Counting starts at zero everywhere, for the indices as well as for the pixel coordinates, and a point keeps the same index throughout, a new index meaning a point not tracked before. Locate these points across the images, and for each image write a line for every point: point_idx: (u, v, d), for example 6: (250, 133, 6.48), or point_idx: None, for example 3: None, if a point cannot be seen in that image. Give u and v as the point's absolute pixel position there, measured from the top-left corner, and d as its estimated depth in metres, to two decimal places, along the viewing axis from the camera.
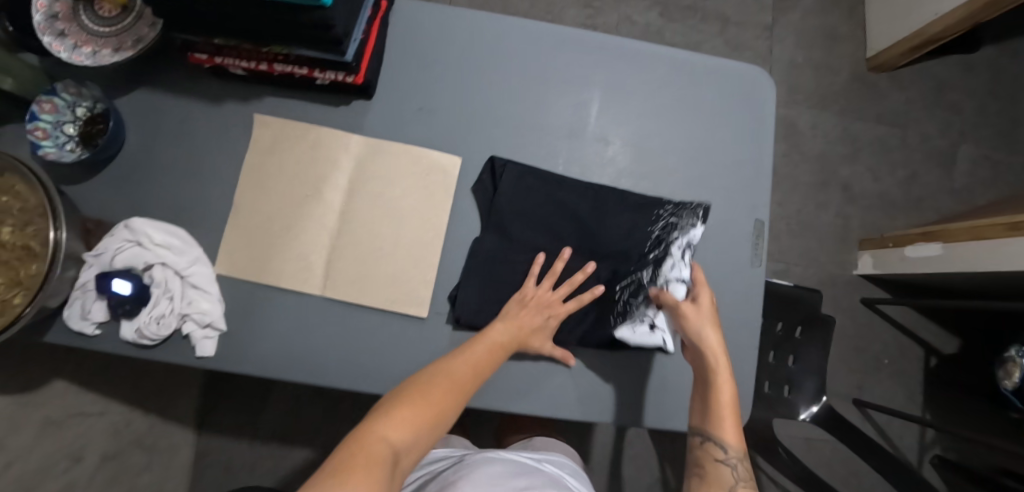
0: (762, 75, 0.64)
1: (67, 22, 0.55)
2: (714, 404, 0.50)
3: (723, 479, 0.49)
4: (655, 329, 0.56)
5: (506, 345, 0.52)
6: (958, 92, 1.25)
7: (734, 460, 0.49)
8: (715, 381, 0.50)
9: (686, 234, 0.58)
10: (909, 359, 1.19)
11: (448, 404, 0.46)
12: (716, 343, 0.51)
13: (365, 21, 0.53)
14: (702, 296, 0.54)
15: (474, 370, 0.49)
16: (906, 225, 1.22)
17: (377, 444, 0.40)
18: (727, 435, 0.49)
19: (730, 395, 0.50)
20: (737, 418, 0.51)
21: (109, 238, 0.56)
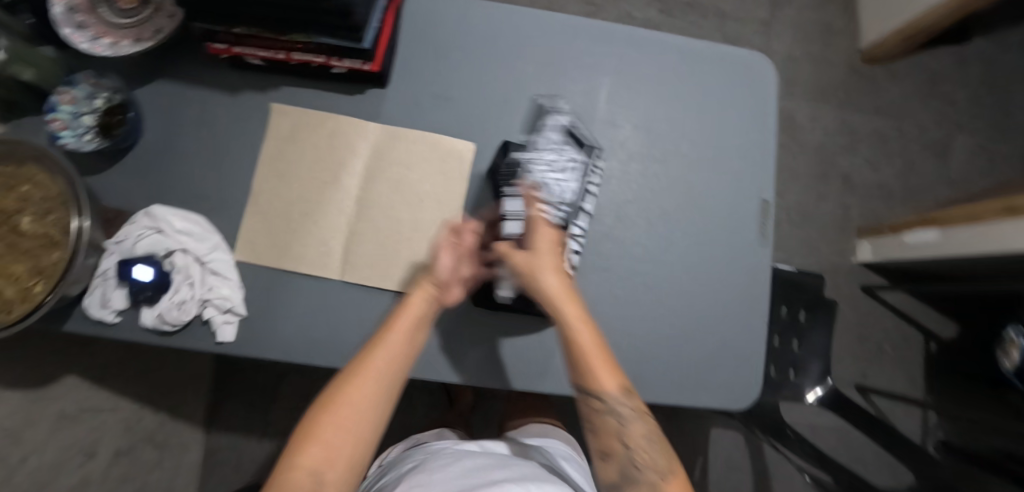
0: (763, 60, 0.66)
1: (86, 15, 0.56)
2: (579, 360, 0.49)
3: (613, 429, 0.50)
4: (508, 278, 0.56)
5: (414, 316, 0.51)
6: (952, 84, 1.28)
7: (612, 411, 0.50)
8: (572, 334, 0.49)
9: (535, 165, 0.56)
10: (910, 345, 1.21)
11: (362, 403, 0.46)
12: (559, 291, 0.50)
13: (381, 10, 0.55)
14: (535, 240, 0.52)
15: (389, 358, 0.48)
16: (904, 213, 1.24)
17: (297, 477, 0.41)
18: (602, 387, 0.49)
19: (592, 338, 0.49)
20: (609, 364, 0.50)
21: (130, 226, 0.57)
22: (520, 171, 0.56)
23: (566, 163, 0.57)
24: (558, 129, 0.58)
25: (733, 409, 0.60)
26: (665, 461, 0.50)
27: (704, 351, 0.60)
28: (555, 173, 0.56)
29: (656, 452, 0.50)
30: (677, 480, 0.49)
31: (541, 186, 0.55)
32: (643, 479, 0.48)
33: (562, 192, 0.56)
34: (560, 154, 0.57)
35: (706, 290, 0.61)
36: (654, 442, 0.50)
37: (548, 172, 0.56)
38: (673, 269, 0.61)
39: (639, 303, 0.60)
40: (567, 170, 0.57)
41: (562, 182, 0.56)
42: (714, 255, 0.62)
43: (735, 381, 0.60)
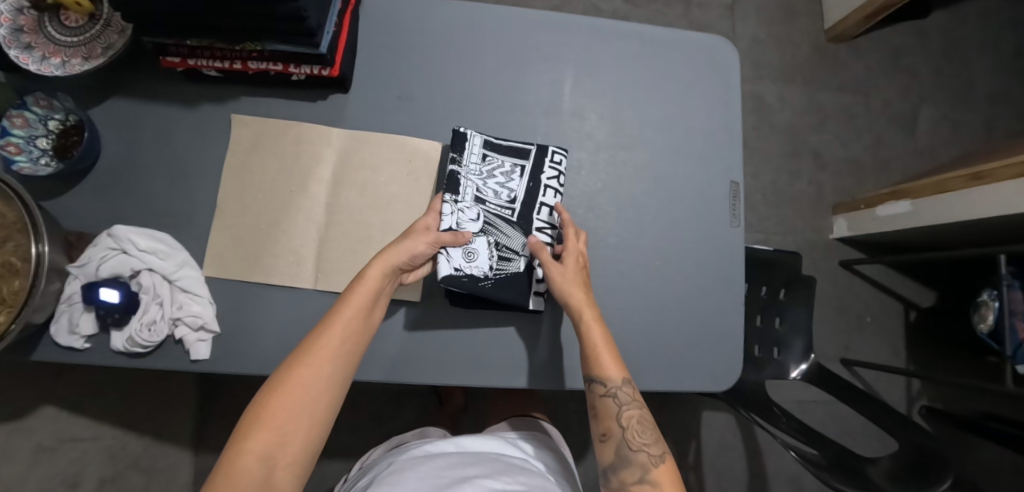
0: (725, 44, 0.66)
1: (33, 35, 0.55)
2: (589, 351, 0.52)
3: (609, 411, 0.52)
4: (472, 266, 0.55)
5: (367, 300, 0.50)
6: (915, 57, 1.31)
7: (612, 394, 0.51)
8: (590, 327, 0.52)
9: (465, 174, 0.57)
10: (889, 315, 1.24)
11: (317, 390, 0.46)
12: (579, 297, 0.53)
13: (336, 14, 0.55)
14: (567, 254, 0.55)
15: (339, 338, 0.48)
16: (876, 187, 1.27)
17: (245, 461, 0.42)
18: (607, 372, 0.51)
19: (601, 339, 0.52)
20: (617, 357, 0.52)
21: (92, 248, 0.55)
22: (451, 183, 0.56)
23: (497, 165, 0.58)
24: (477, 143, 0.57)
25: (716, 390, 0.61)
26: (658, 445, 0.51)
27: (683, 334, 0.61)
28: (492, 177, 0.58)
29: (651, 438, 0.51)
30: (668, 464, 0.50)
31: (480, 193, 0.57)
32: (635, 459, 0.50)
33: (504, 193, 0.58)
34: (487, 162, 0.58)
35: (680, 274, 0.62)
36: (648, 426, 0.52)
37: (483, 180, 0.58)
38: (647, 255, 0.61)
39: (614, 290, 0.60)
40: (503, 172, 0.58)
41: (502, 183, 0.58)
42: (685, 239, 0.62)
43: (714, 362, 0.61)
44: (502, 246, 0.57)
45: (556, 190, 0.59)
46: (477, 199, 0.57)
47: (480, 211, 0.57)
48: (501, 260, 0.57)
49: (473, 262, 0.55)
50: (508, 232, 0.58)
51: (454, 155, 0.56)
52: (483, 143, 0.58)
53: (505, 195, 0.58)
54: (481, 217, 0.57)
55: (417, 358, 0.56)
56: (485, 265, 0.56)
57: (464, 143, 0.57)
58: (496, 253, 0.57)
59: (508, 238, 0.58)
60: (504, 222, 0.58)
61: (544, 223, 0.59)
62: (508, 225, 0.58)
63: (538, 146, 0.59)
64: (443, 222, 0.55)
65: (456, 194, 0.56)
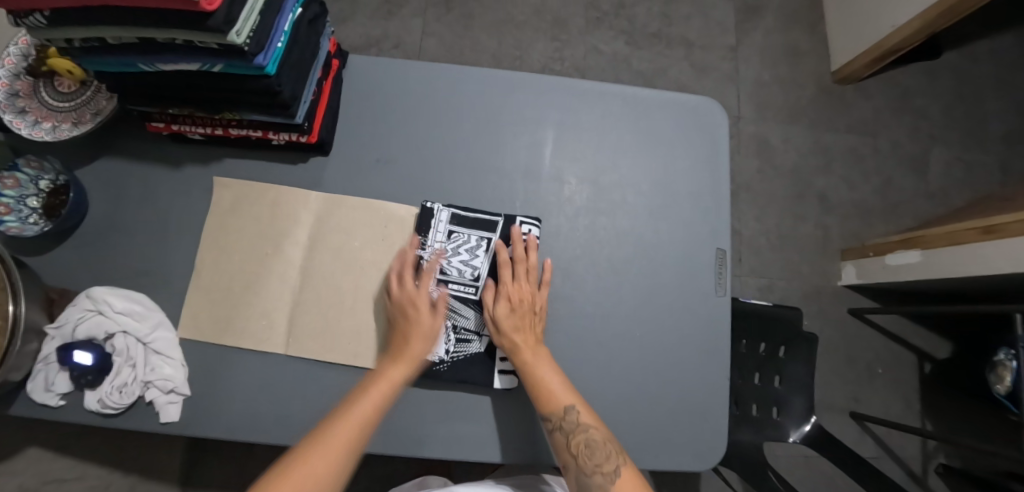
0: (713, 105, 0.65)
1: (27, 100, 0.57)
2: (532, 387, 0.52)
3: (558, 445, 0.51)
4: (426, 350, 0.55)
5: (389, 389, 0.50)
6: (925, 98, 1.27)
7: (558, 427, 0.51)
8: (527, 372, 0.52)
9: (428, 259, 0.57)
10: (900, 366, 1.17)
11: (324, 480, 0.43)
12: (514, 339, 0.53)
13: (315, 84, 0.56)
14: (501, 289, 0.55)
15: (362, 428, 0.47)
16: (887, 232, 1.22)
17: None
18: (546, 408, 0.51)
19: (547, 376, 0.52)
20: (561, 384, 0.52)
21: (71, 309, 0.56)
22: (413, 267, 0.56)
23: (462, 242, 0.57)
24: (445, 220, 0.57)
25: (697, 469, 0.58)
26: (610, 461, 0.49)
27: (663, 408, 0.58)
28: (456, 255, 0.57)
29: (613, 455, 0.50)
30: (625, 478, 0.49)
31: (444, 273, 0.57)
32: (593, 483, 0.49)
33: (467, 270, 0.57)
34: (453, 239, 0.57)
35: (659, 347, 0.59)
36: (600, 445, 0.50)
37: (447, 258, 0.57)
38: (627, 325, 0.59)
39: (586, 359, 0.58)
40: (469, 248, 0.57)
41: (466, 261, 0.57)
42: (666, 309, 0.60)
43: (696, 439, 0.58)
44: (461, 328, 0.56)
45: None
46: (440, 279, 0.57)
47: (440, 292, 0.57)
48: (459, 342, 0.56)
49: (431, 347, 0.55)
50: (468, 312, 0.57)
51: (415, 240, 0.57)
52: (450, 218, 0.58)
53: (470, 274, 0.57)
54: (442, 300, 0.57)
55: (380, 427, 0.55)
56: (442, 350, 0.55)
57: (430, 221, 0.57)
58: (454, 336, 0.56)
59: (469, 320, 0.57)
60: (466, 300, 0.57)
61: None
62: (469, 306, 0.57)
63: (505, 216, 0.58)
64: None
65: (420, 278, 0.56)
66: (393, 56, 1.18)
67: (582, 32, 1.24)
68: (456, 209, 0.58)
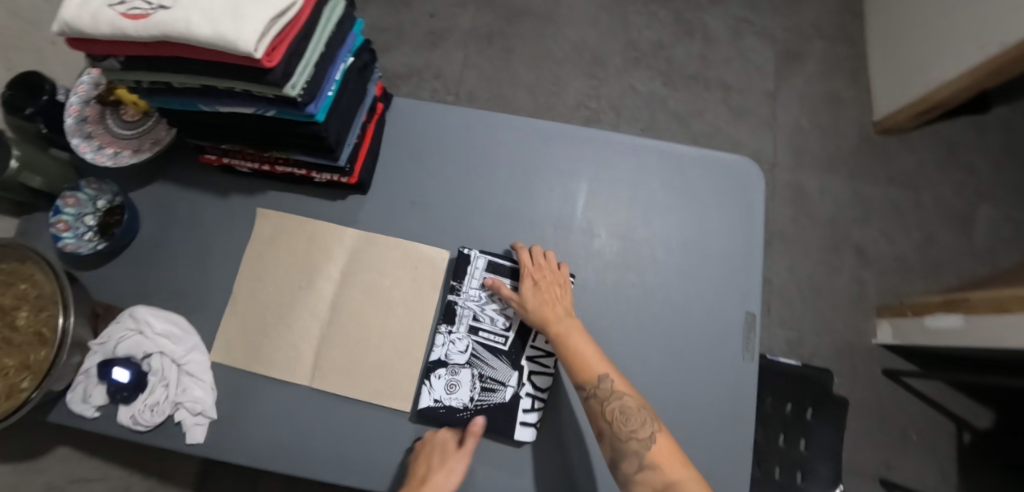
0: (750, 164, 0.64)
1: (94, 125, 0.62)
2: (565, 356, 0.52)
3: (592, 413, 0.51)
4: (452, 394, 0.56)
5: None
6: (973, 153, 1.22)
7: (592, 395, 0.51)
8: (560, 342, 0.52)
9: (463, 306, 0.58)
10: (937, 435, 1.10)
11: None
12: (543, 311, 0.53)
13: (359, 126, 0.58)
14: (525, 271, 0.56)
15: None
16: (927, 290, 1.16)
17: None
18: (580, 377, 0.51)
19: (578, 341, 0.52)
20: (592, 352, 0.52)
21: (115, 326, 0.59)
22: (447, 314, 0.58)
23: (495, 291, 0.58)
24: (482, 268, 0.58)
25: None
26: (644, 428, 0.49)
27: None
28: (491, 302, 0.58)
29: (649, 426, 0.50)
30: (661, 445, 0.49)
31: (476, 320, 0.57)
32: (628, 450, 0.49)
33: (501, 320, 0.58)
34: (488, 286, 0.58)
35: (680, 412, 0.58)
36: (636, 411, 0.50)
37: (481, 305, 0.58)
38: (649, 385, 0.58)
39: None
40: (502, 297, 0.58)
41: (500, 309, 0.58)
42: (690, 371, 0.59)
43: None
44: (487, 378, 0.56)
45: None
46: (473, 327, 0.57)
47: (470, 339, 0.57)
48: (484, 391, 0.56)
49: (460, 393, 0.56)
50: (496, 363, 0.57)
51: (450, 285, 0.58)
52: (484, 260, 0.58)
53: (502, 322, 0.58)
54: (472, 348, 0.57)
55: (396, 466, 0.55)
56: (467, 396, 0.56)
57: (467, 268, 0.58)
58: (480, 385, 0.56)
59: (497, 370, 0.56)
60: (496, 350, 0.57)
61: (539, 350, 0.57)
62: (497, 356, 0.57)
63: None
64: (433, 352, 0.57)
65: (451, 324, 0.57)
66: (433, 86, 1.22)
67: (619, 70, 1.25)
68: (487, 257, 0.59)
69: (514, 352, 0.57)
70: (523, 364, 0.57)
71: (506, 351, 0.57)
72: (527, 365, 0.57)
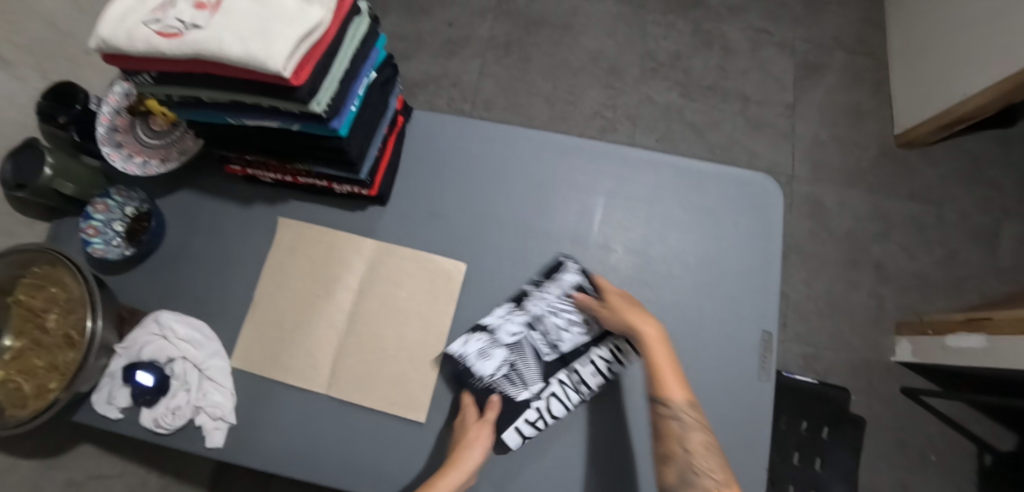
0: (769, 182, 0.64)
1: (124, 134, 0.64)
2: (654, 371, 0.50)
3: (667, 435, 0.49)
4: (482, 359, 0.56)
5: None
6: (998, 168, 1.19)
7: (675, 417, 0.49)
8: (653, 356, 0.50)
9: (536, 302, 0.58)
10: (957, 457, 1.07)
11: None
12: (639, 320, 0.52)
13: (380, 140, 0.59)
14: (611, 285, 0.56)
15: None
16: (949, 307, 1.13)
17: None
18: (668, 397, 0.50)
19: (667, 360, 0.51)
20: (680, 376, 0.51)
21: (139, 330, 0.60)
22: (518, 297, 0.59)
23: (570, 309, 0.58)
24: (572, 279, 0.58)
25: None
26: (719, 469, 0.47)
27: None
28: (561, 314, 0.57)
29: (716, 467, 0.47)
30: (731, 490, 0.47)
31: (537, 321, 0.57)
32: (697, 484, 0.47)
33: (557, 335, 0.57)
34: (563, 300, 0.58)
35: None
36: (711, 449, 0.49)
37: (551, 313, 0.58)
38: None
39: (616, 437, 0.56)
40: (571, 317, 0.57)
41: (564, 324, 0.57)
42: (704, 390, 0.58)
43: None
44: (515, 369, 0.56)
45: (603, 366, 0.56)
46: (532, 324, 0.57)
47: (521, 329, 0.57)
48: (505, 380, 0.55)
49: (487, 365, 0.56)
50: (530, 364, 0.56)
51: (535, 278, 0.59)
52: (573, 271, 0.59)
53: (557, 339, 0.57)
54: (520, 337, 0.57)
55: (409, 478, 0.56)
56: (491, 371, 0.56)
57: (559, 273, 0.59)
58: (506, 371, 0.56)
59: (528, 371, 0.56)
60: (537, 354, 0.56)
61: (572, 384, 0.55)
62: (536, 358, 0.56)
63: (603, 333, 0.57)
64: (489, 317, 0.58)
65: (517, 308, 0.58)
66: (450, 94, 1.24)
67: (635, 80, 1.25)
68: (564, 266, 0.59)
69: (551, 371, 0.56)
70: (552, 382, 0.55)
71: (543, 364, 0.56)
72: (555, 385, 0.55)
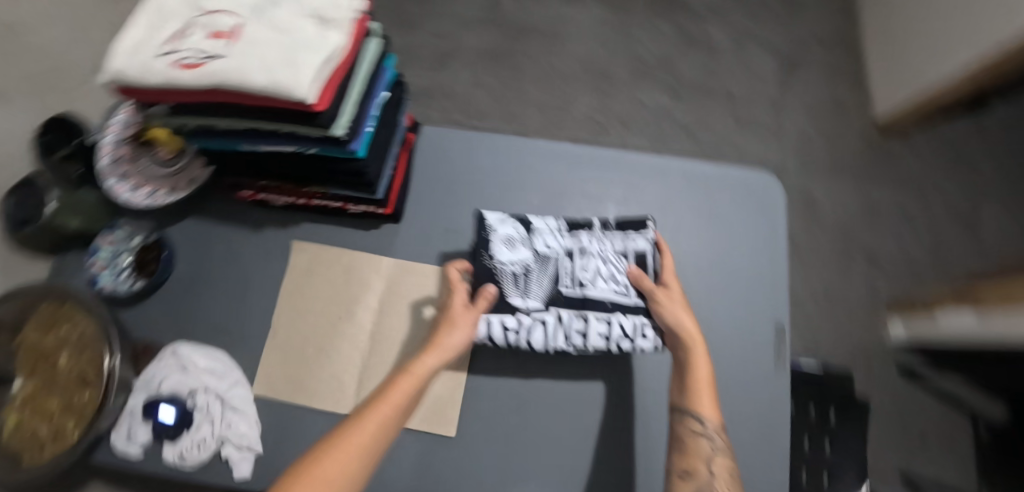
0: (770, 179, 0.66)
1: (129, 165, 0.62)
2: (693, 384, 0.53)
3: (693, 449, 0.51)
4: (510, 248, 0.57)
5: (420, 375, 0.49)
6: (974, 152, 1.25)
7: (705, 433, 0.52)
8: (696, 368, 0.53)
9: (594, 247, 0.58)
10: (956, 432, 1.11)
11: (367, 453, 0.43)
12: (692, 330, 0.53)
13: (393, 159, 0.59)
14: (669, 278, 0.57)
15: (394, 414, 0.46)
16: (938, 288, 1.18)
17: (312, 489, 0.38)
18: (703, 411, 0.52)
19: (707, 377, 0.53)
20: (714, 395, 0.53)
21: (157, 364, 0.60)
22: (576, 224, 0.59)
23: (623, 273, 0.57)
24: (640, 245, 0.58)
25: None
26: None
27: None
28: (612, 271, 0.57)
29: None
30: None
31: (580, 255, 0.57)
32: None
33: (592, 279, 0.56)
34: (619, 262, 0.57)
35: None
36: (731, 473, 0.51)
37: (603, 265, 0.57)
38: None
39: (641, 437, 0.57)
40: (618, 277, 0.57)
41: (611, 280, 0.57)
42: (722, 387, 0.60)
43: None
44: (529, 272, 0.56)
45: (623, 333, 0.54)
46: (573, 254, 0.57)
47: (559, 249, 0.58)
48: (516, 274, 0.56)
49: (509, 253, 0.56)
50: (546, 279, 0.56)
51: (612, 220, 0.59)
52: (639, 240, 0.58)
53: (585, 282, 0.56)
54: (554, 252, 0.57)
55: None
56: (510, 259, 0.56)
57: (632, 233, 0.59)
58: (522, 267, 0.56)
59: (540, 287, 0.56)
60: (559, 277, 0.56)
61: (577, 328, 0.54)
62: (554, 279, 0.56)
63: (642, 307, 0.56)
64: (536, 219, 0.59)
65: (572, 234, 0.59)
66: (443, 105, 1.24)
67: (625, 84, 1.28)
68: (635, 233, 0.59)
69: (565, 307, 0.55)
70: (555, 308, 0.55)
71: (556, 294, 0.56)
72: (555, 311, 0.55)
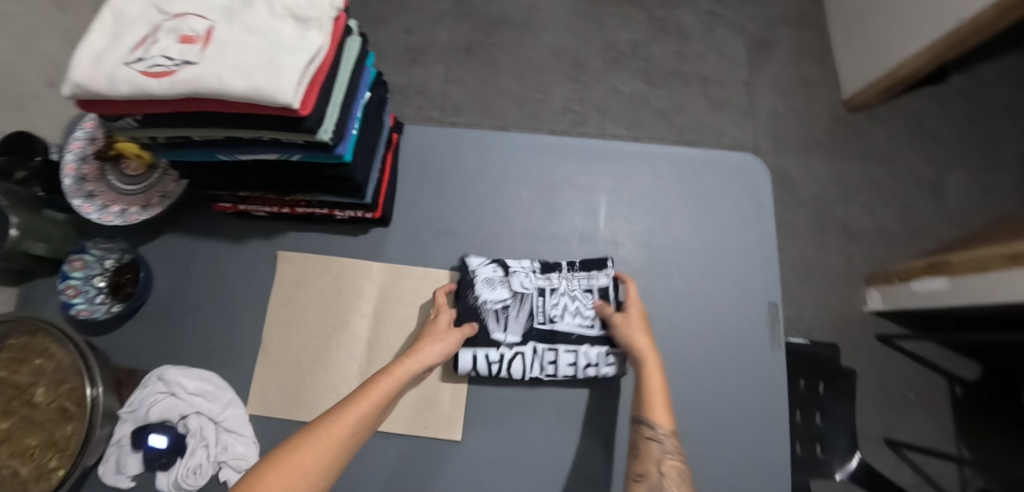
0: (754, 162, 0.67)
1: (94, 183, 0.59)
2: (644, 393, 0.51)
3: (643, 454, 0.49)
4: (488, 289, 0.57)
5: (400, 376, 0.48)
6: (935, 123, 1.30)
7: (656, 438, 0.49)
8: (646, 374, 0.51)
9: (563, 286, 0.58)
10: (933, 391, 1.17)
11: (344, 443, 0.41)
12: (644, 344, 0.53)
13: (380, 161, 0.58)
14: (630, 301, 0.57)
15: (374, 409, 0.44)
16: (909, 255, 1.23)
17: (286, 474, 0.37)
18: (654, 417, 0.50)
19: (659, 384, 0.51)
20: (668, 403, 0.51)
21: (142, 391, 0.56)
22: (549, 264, 0.60)
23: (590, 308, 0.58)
24: (602, 283, 0.58)
25: None
26: None
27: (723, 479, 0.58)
28: (580, 307, 0.58)
29: None
30: None
31: (551, 294, 0.58)
32: None
33: (562, 316, 0.57)
34: (586, 297, 0.58)
35: (719, 405, 0.60)
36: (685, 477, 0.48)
37: (573, 303, 0.58)
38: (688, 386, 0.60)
39: None
40: (586, 313, 0.58)
41: (579, 316, 0.57)
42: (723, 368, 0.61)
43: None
44: (505, 311, 0.57)
45: (591, 365, 0.56)
46: (545, 292, 0.58)
47: (533, 288, 0.58)
48: (494, 313, 0.57)
49: (488, 293, 0.57)
50: (520, 316, 0.57)
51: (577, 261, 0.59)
52: (602, 278, 0.59)
53: (557, 318, 0.57)
54: (528, 291, 0.58)
55: None
56: (488, 299, 0.57)
57: (596, 271, 0.59)
58: (499, 307, 0.57)
59: (516, 325, 0.57)
60: (533, 315, 0.57)
61: (548, 362, 0.56)
62: (528, 316, 0.57)
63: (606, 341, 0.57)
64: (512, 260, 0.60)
65: (545, 274, 0.59)
66: (418, 102, 1.22)
67: (600, 72, 1.28)
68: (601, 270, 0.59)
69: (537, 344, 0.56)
70: (529, 344, 0.56)
71: (529, 332, 0.57)
72: (529, 348, 0.56)
